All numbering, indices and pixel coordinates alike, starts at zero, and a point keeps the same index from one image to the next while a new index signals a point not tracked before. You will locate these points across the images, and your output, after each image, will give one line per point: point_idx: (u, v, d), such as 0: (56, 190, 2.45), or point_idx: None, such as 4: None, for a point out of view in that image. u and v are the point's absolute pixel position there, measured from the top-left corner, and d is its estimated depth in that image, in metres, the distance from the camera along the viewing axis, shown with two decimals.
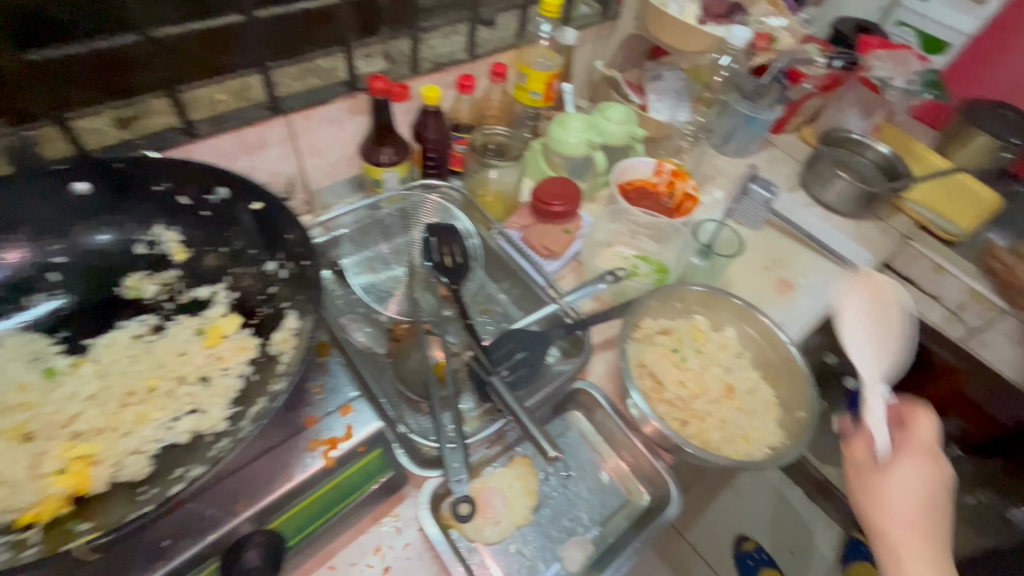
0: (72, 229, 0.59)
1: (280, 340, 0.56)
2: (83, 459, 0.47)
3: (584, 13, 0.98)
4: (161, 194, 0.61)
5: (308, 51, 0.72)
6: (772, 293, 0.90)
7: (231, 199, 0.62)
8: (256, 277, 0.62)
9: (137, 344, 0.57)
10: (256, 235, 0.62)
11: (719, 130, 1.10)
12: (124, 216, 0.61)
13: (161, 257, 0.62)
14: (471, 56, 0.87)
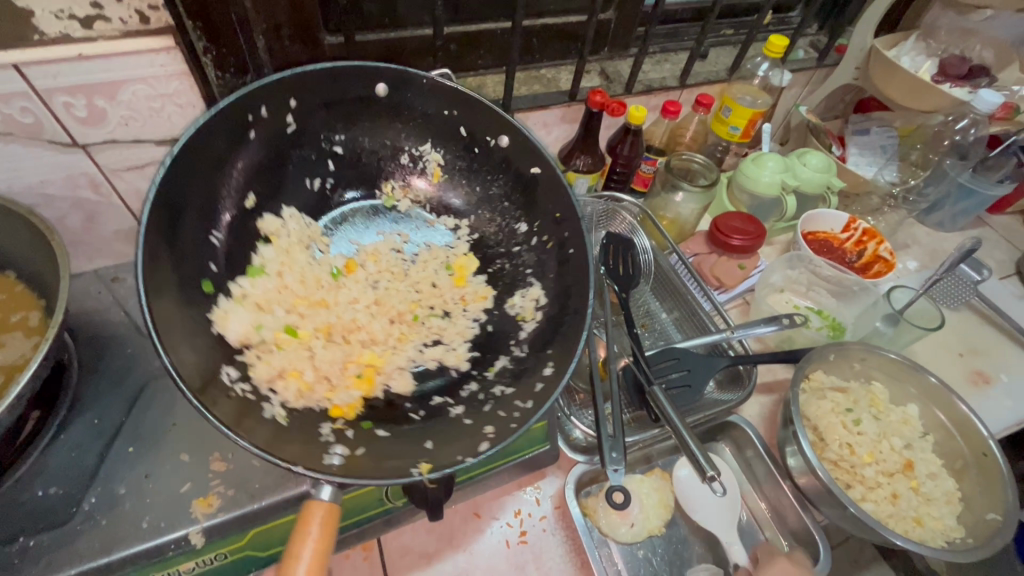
0: (354, 125, 0.67)
1: (519, 304, 0.66)
2: (372, 366, 0.59)
3: (800, 58, 0.98)
4: (444, 121, 0.68)
5: (534, 63, 0.85)
6: (963, 382, 0.82)
7: (507, 149, 0.68)
8: (500, 225, 0.71)
9: (395, 259, 0.69)
10: (514, 186, 0.70)
11: (924, 196, 1.02)
12: (394, 124, 0.68)
13: (416, 168, 0.72)
14: (684, 85, 0.90)
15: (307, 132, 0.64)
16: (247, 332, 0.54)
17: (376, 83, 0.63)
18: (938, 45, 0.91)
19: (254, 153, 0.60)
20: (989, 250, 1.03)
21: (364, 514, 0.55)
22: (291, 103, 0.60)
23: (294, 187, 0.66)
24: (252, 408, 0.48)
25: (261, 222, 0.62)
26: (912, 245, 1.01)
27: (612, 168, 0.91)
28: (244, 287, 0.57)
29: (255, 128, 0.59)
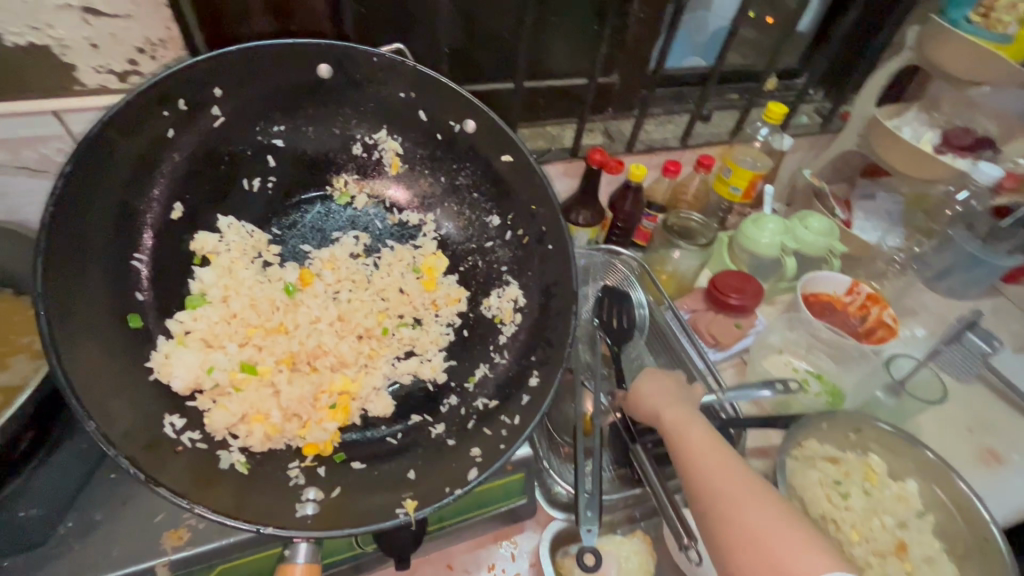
0: (292, 115, 0.65)
1: (497, 303, 0.69)
2: (345, 393, 0.60)
3: (802, 123, 1.00)
4: (403, 109, 0.67)
5: (537, 120, 0.89)
6: (971, 460, 0.78)
7: (473, 134, 0.67)
8: (472, 216, 0.72)
9: (356, 265, 0.69)
10: (480, 174, 0.70)
11: (933, 260, 1.01)
12: (341, 112, 0.67)
13: (376, 162, 0.71)
14: (684, 146, 0.93)
15: (239, 129, 0.63)
16: (192, 380, 0.56)
17: (320, 64, 0.61)
18: (941, 116, 0.92)
19: (171, 166, 0.59)
20: (1004, 321, 0.99)
21: (332, 558, 0.54)
22: (216, 92, 0.58)
23: (235, 194, 0.66)
24: (208, 460, 0.52)
25: (191, 241, 0.63)
26: (921, 312, 0.99)
27: (612, 222, 0.92)
28: (185, 323, 0.59)
29: (158, 137, 0.57)
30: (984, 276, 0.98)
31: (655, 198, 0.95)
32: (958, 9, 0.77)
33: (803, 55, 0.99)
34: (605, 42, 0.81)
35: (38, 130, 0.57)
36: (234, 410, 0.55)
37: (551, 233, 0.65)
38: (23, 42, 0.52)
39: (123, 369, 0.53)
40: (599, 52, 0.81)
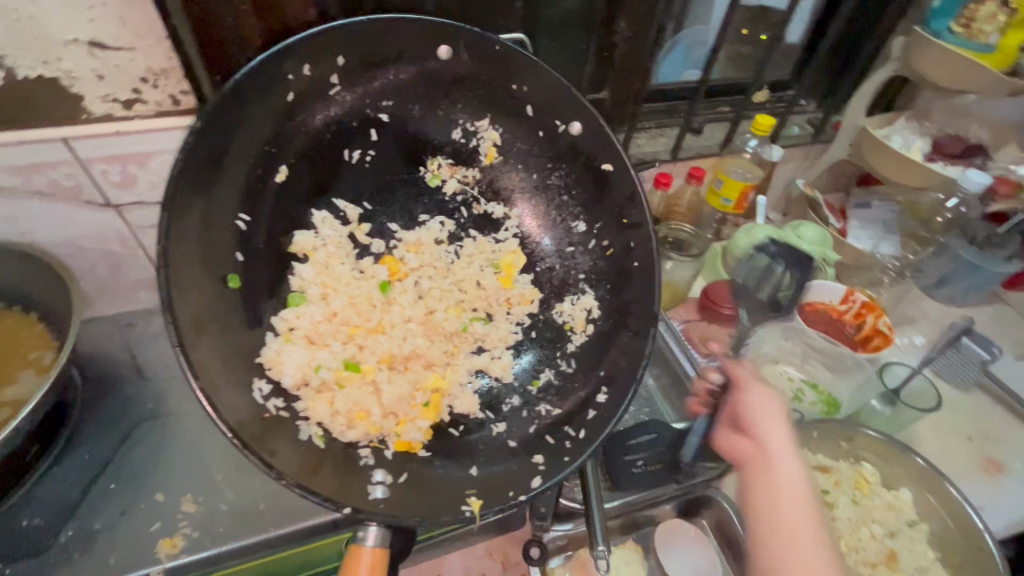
0: (387, 82, 0.64)
1: (571, 309, 0.70)
2: (437, 390, 0.63)
3: (794, 133, 1.01)
4: (515, 93, 0.66)
5: None
6: (970, 469, 0.77)
7: (576, 135, 0.66)
8: (560, 214, 0.72)
9: (440, 251, 0.72)
10: (584, 173, 0.69)
11: (929, 268, 1.00)
12: (456, 103, 0.67)
13: (470, 152, 0.71)
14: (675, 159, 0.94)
15: (349, 104, 0.64)
16: (294, 370, 0.58)
17: (443, 43, 0.61)
18: (933, 123, 0.93)
19: (301, 140, 0.62)
20: (1004, 328, 0.99)
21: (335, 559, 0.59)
22: (340, 61, 0.59)
23: (341, 171, 0.67)
24: (289, 428, 0.54)
25: (291, 239, 0.64)
26: (920, 319, 0.99)
27: None
28: (289, 321, 0.62)
29: (281, 118, 0.59)
30: (982, 282, 0.98)
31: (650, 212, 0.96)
32: (942, 18, 0.78)
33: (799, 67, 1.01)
34: (593, 61, 0.83)
35: (44, 155, 0.60)
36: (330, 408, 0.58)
37: (639, 243, 0.65)
38: (32, 72, 0.55)
39: (236, 349, 0.55)
40: (587, 69, 0.84)
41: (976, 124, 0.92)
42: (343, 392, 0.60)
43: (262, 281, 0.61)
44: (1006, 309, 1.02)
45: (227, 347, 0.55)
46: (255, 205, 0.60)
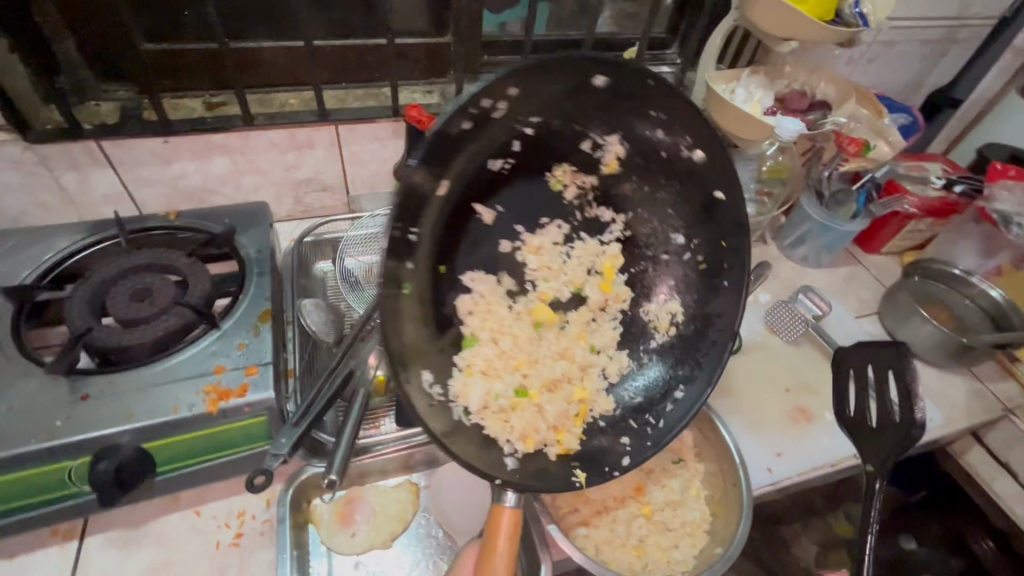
0: (551, 103, 0.50)
1: (659, 309, 0.63)
2: (582, 399, 0.61)
3: None
4: (621, 101, 0.51)
5: (373, 80, 0.88)
6: (780, 418, 0.78)
7: (703, 165, 0.54)
8: (653, 226, 0.60)
9: (556, 253, 0.60)
10: (677, 189, 0.57)
11: (786, 228, 1.01)
12: (590, 122, 0.53)
13: (592, 162, 0.56)
14: None
15: (506, 122, 0.49)
16: (463, 393, 0.55)
17: (596, 73, 0.48)
18: (784, 79, 0.93)
19: (498, 163, 0.52)
20: (855, 289, 0.99)
21: (48, 495, 0.54)
22: (510, 91, 0.46)
23: (498, 187, 0.54)
24: (468, 431, 0.56)
25: (457, 295, 0.56)
26: (772, 278, 0.98)
27: None
28: (468, 358, 0.56)
29: (501, 150, 0.51)
30: (835, 243, 0.98)
31: None
32: None
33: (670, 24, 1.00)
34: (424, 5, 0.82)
35: None
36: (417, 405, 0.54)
37: (729, 268, 0.58)
38: None
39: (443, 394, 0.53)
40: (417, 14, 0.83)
41: (823, 80, 0.92)
42: (485, 423, 0.56)
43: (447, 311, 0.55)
44: (862, 272, 1.03)
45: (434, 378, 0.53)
46: (462, 257, 0.55)
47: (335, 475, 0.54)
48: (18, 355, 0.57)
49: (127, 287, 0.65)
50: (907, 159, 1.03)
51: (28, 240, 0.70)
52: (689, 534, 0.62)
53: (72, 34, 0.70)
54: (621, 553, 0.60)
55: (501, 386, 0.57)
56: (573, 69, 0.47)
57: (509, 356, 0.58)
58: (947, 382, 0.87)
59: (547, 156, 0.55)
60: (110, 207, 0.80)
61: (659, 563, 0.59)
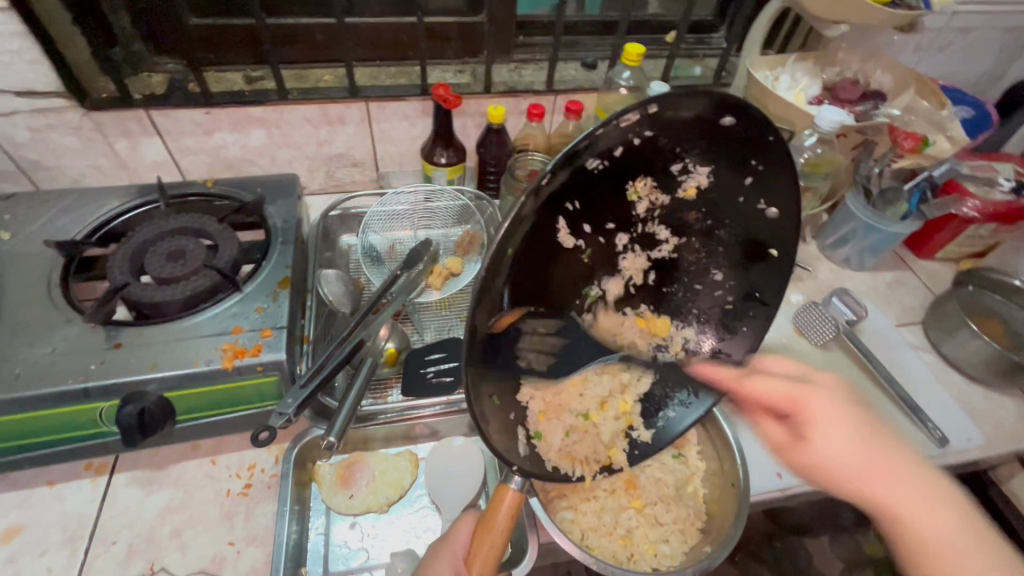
0: (677, 125, 0.44)
1: (676, 333, 0.59)
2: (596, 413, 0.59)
3: (695, 75, 0.96)
4: (734, 141, 0.47)
5: (407, 59, 0.90)
6: None
7: (773, 220, 0.52)
8: (700, 259, 0.56)
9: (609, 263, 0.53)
10: (734, 236, 0.54)
11: (827, 227, 0.95)
12: (689, 150, 0.46)
13: (673, 183, 0.48)
14: (551, 90, 0.90)
15: (624, 136, 0.42)
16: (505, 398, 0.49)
17: (728, 113, 0.44)
18: (835, 68, 0.87)
19: (599, 177, 0.44)
20: (899, 295, 0.93)
21: (82, 432, 0.60)
22: (650, 111, 0.41)
23: (586, 198, 0.45)
24: (510, 434, 0.50)
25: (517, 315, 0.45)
26: (807, 278, 0.93)
27: (484, 165, 0.92)
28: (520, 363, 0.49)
29: (605, 173, 0.44)
30: (881, 245, 0.91)
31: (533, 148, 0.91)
32: None
33: (717, 6, 0.95)
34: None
35: None
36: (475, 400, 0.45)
37: (755, 317, 0.59)
38: None
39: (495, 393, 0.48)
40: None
41: (880, 68, 0.87)
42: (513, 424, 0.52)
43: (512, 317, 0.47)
44: (908, 278, 0.96)
45: (493, 379, 0.47)
46: (535, 262, 0.45)
47: (335, 439, 0.57)
48: (66, 306, 0.63)
49: (164, 248, 0.69)
50: (974, 158, 0.94)
51: (82, 200, 0.76)
52: (677, 531, 0.61)
53: (130, 8, 0.75)
54: (606, 541, 0.60)
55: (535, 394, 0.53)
56: (709, 103, 0.43)
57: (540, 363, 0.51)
58: (994, 403, 0.80)
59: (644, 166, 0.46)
60: (157, 173, 0.85)
61: (643, 554, 0.59)
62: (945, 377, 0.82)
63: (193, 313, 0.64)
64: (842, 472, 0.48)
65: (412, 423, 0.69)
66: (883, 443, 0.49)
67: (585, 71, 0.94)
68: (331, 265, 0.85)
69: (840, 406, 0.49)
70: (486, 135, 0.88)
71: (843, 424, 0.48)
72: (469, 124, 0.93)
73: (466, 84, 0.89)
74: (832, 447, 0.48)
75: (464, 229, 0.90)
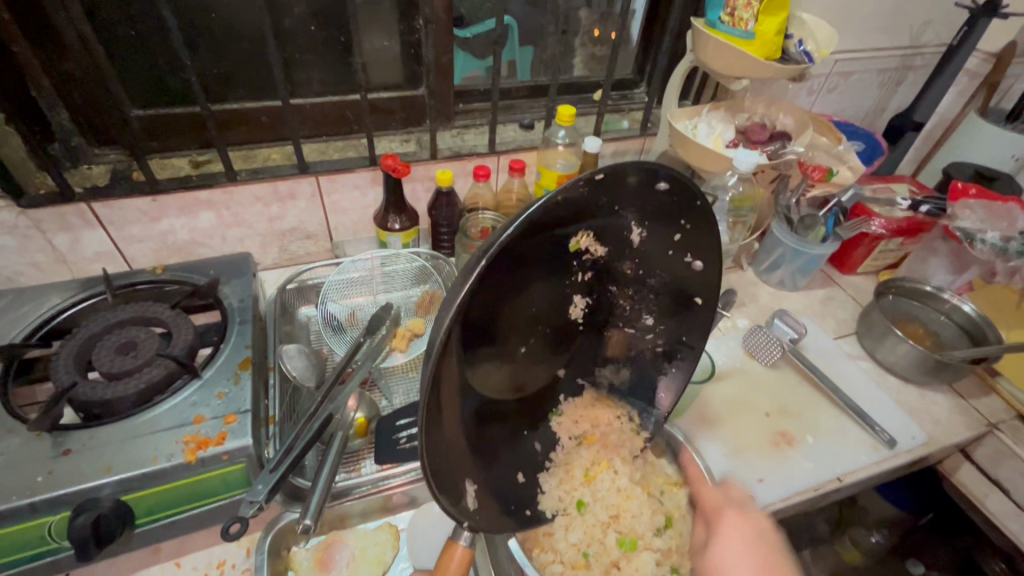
0: (621, 188, 0.46)
1: (609, 373, 0.62)
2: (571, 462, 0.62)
3: (623, 128, 1.05)
4: (667, 203, 0.50)
5: (353, 133, 0.93)
6: (760, 443, 0.78)
7: (703, 275, 0.56)
8: (633, 306, 0.58)
9: (546, 308, 0.51)
10: (665, 287, 0.57)
11: (760, 254, 1.04)
12: (627, 208, 0.49)
13: (610, 237, 0.50)
14: (494, 151, 0.96)
15: (573, 198, 0.44)
16: (463, 455, 0.48)
17: (665, 181, 0.47)
18: (743, 113, 0.98)
19: (544, 239, 0.45)
20: (831, 310, 1.01)
21: (28, 552, 0.55)
22: (598, 175, 0.43)
23: (518, 247, 0.43)
24: (461, 494, 0.48)
25: (476, 380, 0.47)
26: (748, 303, 1.00)
27: (438, 227, 0.95)
28: (457, 423, 0.47)
29: (543, 229, 0.44)
30: (807, 267, 0.99)
31: (484, 205, 0.96)
32: (714, 9, 0.81)
33: (636, 67, 1.06)
34: (397, 64, 0.88)
35: None
36: (433, 461, 0.44)
37: (687, 360, 0.63)
38: None
39: (445, 454, 0.46)
40: (391, 70, 0.89)
41: (782, 112, 0.98)
42: (475, 479, 0.50)
43: (476, 376, 0.47)
44: (836, 292, 1.05)
45: (445, 438, 0.45)
46: (486, 317, 0.44)
47: (311, 520, 0.55)
48: (5, 415, 0.59)
49: (112, 341, 0.66)
50: (873, 182, 1.07)
51: (18, 300, 0.73)
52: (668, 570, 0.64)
53: (67, 106, 0.75)
54: None
55: (488, 450, 0.52)
56: (644, 171, 0.46)
57: (493, 413, 0.52)
58: (927, 401, 0.87)
59: (569, 216, 0.45)
60: (100, 264, 0.83)
61: None
62: (884, 382, 0.89)
63: (149, 407, 0.61)
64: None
65: (388, 494, 0.67)
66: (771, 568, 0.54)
67: (523, 131, 1.01)
68: (291, 338, 0.84)
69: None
70: (437, 198, 0.91)
71: (736, 558, 0.55)
72: (419, 189, 0.96)
73: (413, 152, 0.93)
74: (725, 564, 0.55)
75: (423, 289, 0.92)
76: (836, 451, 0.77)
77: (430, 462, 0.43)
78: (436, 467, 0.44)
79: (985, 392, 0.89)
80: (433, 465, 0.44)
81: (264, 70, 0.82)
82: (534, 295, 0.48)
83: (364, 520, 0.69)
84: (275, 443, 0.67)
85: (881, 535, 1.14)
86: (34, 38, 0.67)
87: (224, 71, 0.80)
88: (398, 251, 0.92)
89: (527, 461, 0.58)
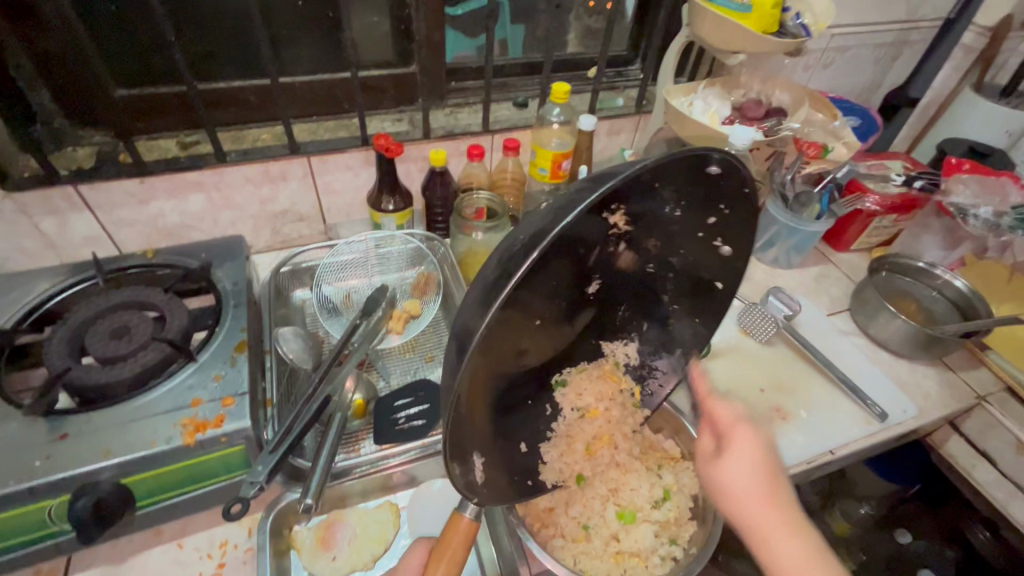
0: (668, 171, 0.45)
1: (618, 349, 0.61)
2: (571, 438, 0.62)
3: (619, 106, 1.03)
4: (709, 187, 0.48)
5: (344, 112, 0.91)
6: (757, 419, 0.79)
7: (731, 259, 0.55)
8: (648, 283, 0.57)
9: (568, 285, 0.50)
10: (685, 267, 0.56)
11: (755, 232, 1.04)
12: (664, 188, 0.46)
13: (643, 218, 0.49)
14: (488, 131, 0.94)
15: (624, 182, 0.42)
16: (473, 430, 0.48)
17: (714, 165, 0.46)
18: (739, 90, 0.97)
19: (586, 222, 0.44)
20: (825, 287, 1.01)
21: (30, 536, 0.55)
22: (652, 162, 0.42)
23: (560, 231, 0.42)
24: (467, 468, 0.48)
25: (498, 356, 0.47)
26: (743, 281, 1.00)
27: (432, 208, 0.95)
28: (474, 398, 0.47)
29: (589, 212, 0.43)
30: (803, 244, 0.99)
31: (479, 185, 0.95)
32: None
33: (631, 43, 1.04)
34: (388, 40, 0.86)
35: None
36: (447, 435, 0.44)
37: (687, 337, 0.63)
38: None
39: (461, 428, 0.46)
40: (381, 47, 0.87)
41: (778, 88, 0.97)
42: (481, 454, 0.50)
43: (496, 353, 0.46)
44: (829, 270, 1.05)
45: (462, 413, 0.45)
46: (520, 297, 0.43)
47: (312, 499, 0.55)
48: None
49: (106, 325, 0.66)
50: (868, 159, 1.07)
51: (8, 286, 0.72)
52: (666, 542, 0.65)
53: (48, 85, 0.72)
54: (599, 562, 0.63)
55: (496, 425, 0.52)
56: (694, 156, 0.44)
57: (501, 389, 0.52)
58: (918, 375, 0.88)
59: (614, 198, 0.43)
60: (89, 249, 0.82)
61: (636, 566, 0.63)
62: (876, 357, 0.90)
63: (145, 390, 0.61)
64: (739, 499, 0.48)
65: (388, 474, 0.67)
66: (777, 484, 0.48)
67: (517, 110, 1.00)
68: (286, 322, 0.84)
69: (745, 456, 0.49)
70: (432, 179, 0.90)
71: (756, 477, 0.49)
72: (412, 169, 0.95)
73: (406, 132, 0.92)
74: (733, 477, 0.49)
75: (419, 271, 0.92)
76: (830, 425, 0.79)
77: (447, 436, 0.43)
78: (449, 440, 0.44)
79: (974, 366, 0.91)
80: (450, 438, 0.44)
81: (250, 47, 0.80)
82: (560, 272, 0.47)
83: (365, 500, 0.70)
84: (272, 427, 0.66)
85: (871, 507, 1.16)
86: (10, 14, 0.65)
87: (208, 48, 0.78)
88: (392, 232, 0.91)
89: (530, 434, 0.58)
